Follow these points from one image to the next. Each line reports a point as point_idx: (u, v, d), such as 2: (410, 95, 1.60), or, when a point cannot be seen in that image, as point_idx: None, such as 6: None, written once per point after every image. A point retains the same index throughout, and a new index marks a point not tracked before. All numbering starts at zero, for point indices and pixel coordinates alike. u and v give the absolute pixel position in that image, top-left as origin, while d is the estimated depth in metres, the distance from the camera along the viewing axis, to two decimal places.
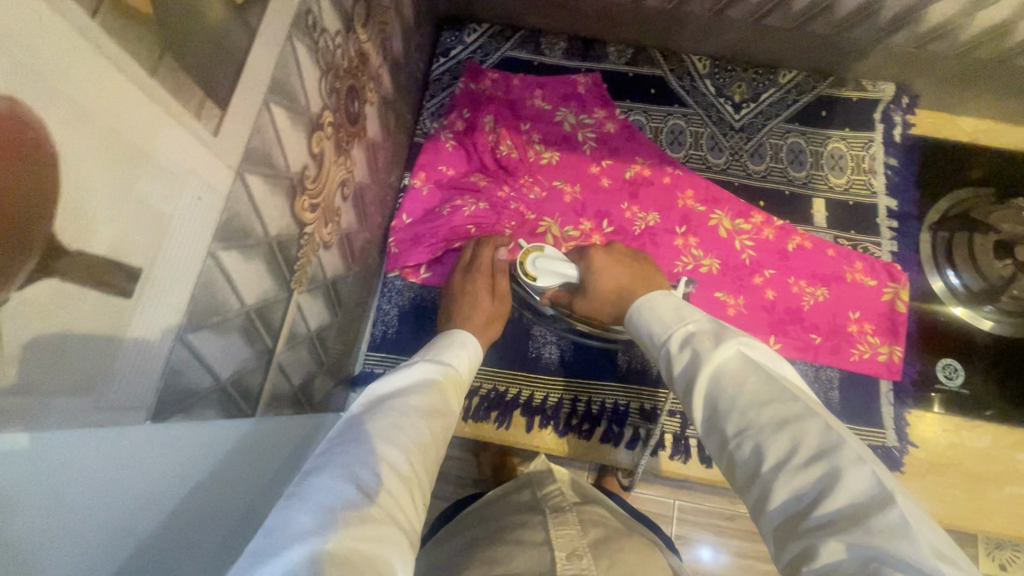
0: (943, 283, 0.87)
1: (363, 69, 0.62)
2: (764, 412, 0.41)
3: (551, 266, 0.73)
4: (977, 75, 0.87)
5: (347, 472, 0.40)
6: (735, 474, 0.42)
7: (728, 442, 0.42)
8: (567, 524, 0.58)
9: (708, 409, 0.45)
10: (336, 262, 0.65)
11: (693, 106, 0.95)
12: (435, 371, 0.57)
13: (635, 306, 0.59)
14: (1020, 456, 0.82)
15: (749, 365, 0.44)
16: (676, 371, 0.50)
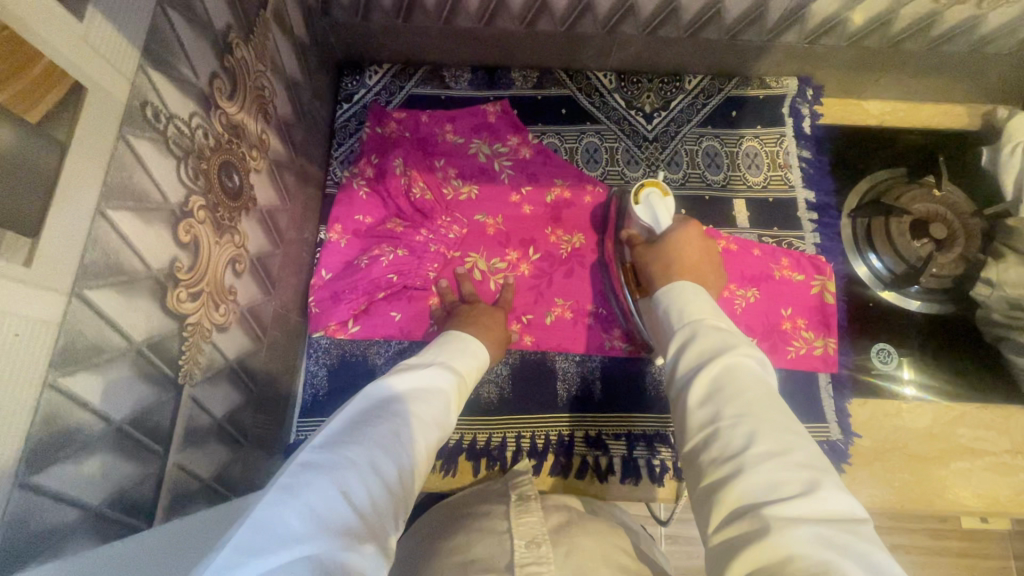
0: (867, 267, 0.88)
1: (238, 140, 0.60)
2: (768, 413, 0.42)
3: (657, 210, 0.77)
4: (872, 61, 0.88)
5: (339, 475, 0.41)
6: (708, 450, 0.42)
7: (719, 423, 0.43)
8: (528, 512, 0.58)
9: (707, 390, 0.45)
10: (238, 341, 0.63)
11: (605, 122, 0.94)
12: (438, 380, 0.58)
13: (667, 286, 0.59)
14: (961, 430, 0.83)
15: (761, 375, 0.46)
16: (687, 349, 0.50)
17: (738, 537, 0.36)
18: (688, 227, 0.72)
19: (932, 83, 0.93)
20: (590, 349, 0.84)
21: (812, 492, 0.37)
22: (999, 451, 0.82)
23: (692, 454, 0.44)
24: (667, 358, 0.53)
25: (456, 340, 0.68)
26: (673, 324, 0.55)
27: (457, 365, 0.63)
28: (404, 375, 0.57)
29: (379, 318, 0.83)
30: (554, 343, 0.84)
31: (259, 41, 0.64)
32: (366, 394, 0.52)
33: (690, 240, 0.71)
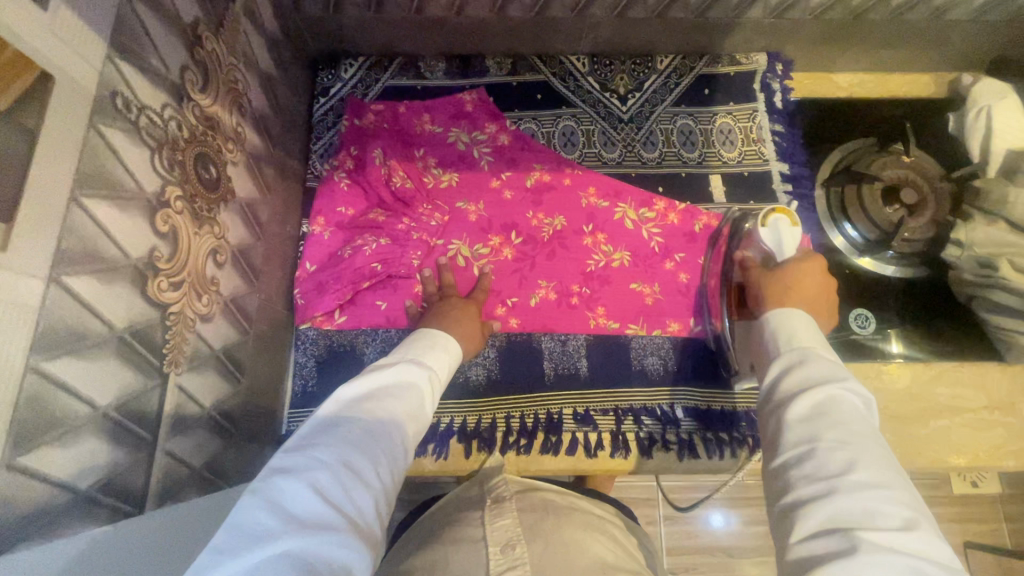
0: (843, 237, 0.90)
1: (212, 133, 0.60)
2: (873, 445, 0.44)
3: (782, 237, 0.75)
4: (838, 34, 0.90)
5: (311, 474, 0.44)
6: (802, 465, 0.44)
7: (818, 441, 0.45)
8: (501, 515, 0.60)
9: (809, 411, 0.47)
10: (223, 332, 0.64)
11: (580, 105, 0.95)
12: (411, 375, 0.59)
13: (780, 311, 0.61)
14: (939, 389, 0.85)
15: (863, 413, 0.47)
16: (793, 372, 0.52)
17: (823, 549, 0.39)
18: (814, 258, 0.70)
19: (898, 52, 0.94)
20: (574, 328, 0.85)
21: (911, 529, 0.39)
22: (976, 407, 0.84)
23: (781, 465, 0.46)
24: (769, 376, 0.55)
25: (428, 336, 0.69)
26: (778, 346, 0.56)
27: (431, 361, 0.64)
28: (375, 372, 0.59)
29: (365, 308, 0.83)
30: (539, 324, 0.85)
31: (230, 35, 0.64)
32: (336, 396, 0.54)
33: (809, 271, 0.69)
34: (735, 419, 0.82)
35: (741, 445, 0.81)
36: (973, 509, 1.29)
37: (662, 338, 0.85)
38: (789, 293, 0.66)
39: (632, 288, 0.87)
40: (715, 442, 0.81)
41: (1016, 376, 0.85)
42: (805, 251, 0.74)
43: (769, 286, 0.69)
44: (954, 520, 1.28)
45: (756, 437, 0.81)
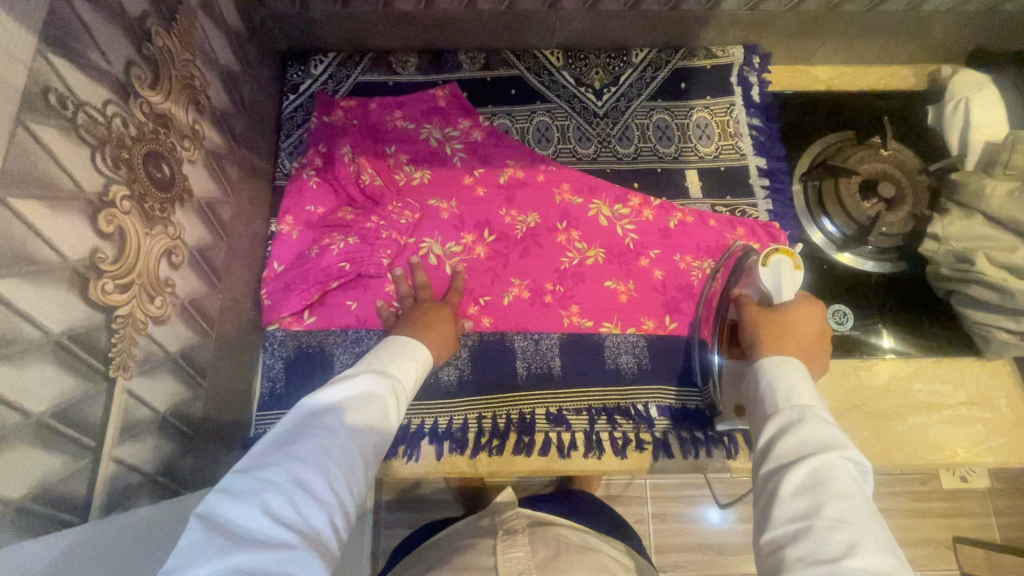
0: (822, 233, 0.90)
1: (164, 130, 0.59)
2: (869, 525, 0.45)
3: (782, 278, 0.71)
4: (814, 25, 0.89)
5: (262, 496, 0.44)
6: (799, 543, 0.45)
7: (816, 521, 0.45)
8: (515, 546, 0.62)
9: (805, 482, 0.48)
10: (181, 334, 0.62)
11: (555, 101, 0.94)
12: (373, 384, 0.58)
13: (776, 359, 0.60)
14: (918, 385, 0.84)
15: (857, 484, 0.48)
16: (787, 434, 0.52)
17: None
18: (812, 307, 0.66)
19: (878, 44, 0.93)
20: (548, 327, 0.84)
21: None
22: (955, 403, 0.83)
23: (776, 540, 0.46)
24: (762, 433, 0.55)
25: (397, 344, 0.68)
26: (769, 403, 0.57)
27: (397, 369, 0.63)
28: (336, 382, 0.58)
29: (335, 308, 0.82)
30: (512, 323, 0.84)
31: (184, 30, 0.63)
32: (296, 409, 0.54)
33: (805, 315, 0.66)
34: (711, 418, 0.81)
35: (717, 444, 0.80)
36: (962, 505, 1.28)
37: (636, 336, 0.84)
38: (783, 340, 0.63)
39: (606, 285, 0.86)
40: (690, 441, 0.80)
41: (993, 372, 0.84)
42: (804, 298, 0.69)
43: (762, 327, 0.66)
44: (944, 516, 1.27)
45: (732, 435, 0.80)
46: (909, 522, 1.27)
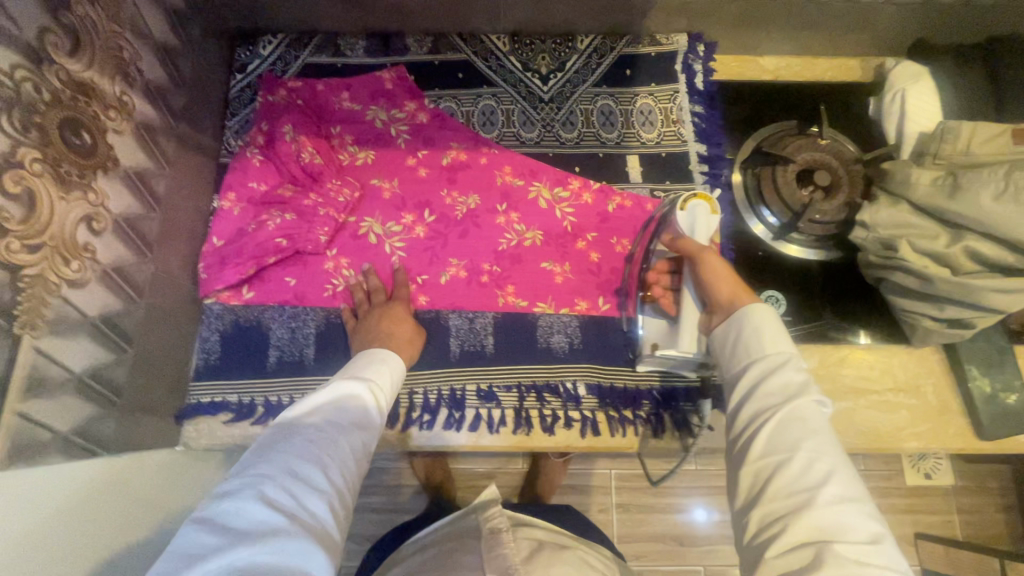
0: (764, 225, 0.90)
1: (86, 99, 0.60)
2: (837, 453, 0.50)
3: (698, 224, 0.74)
4: (755, 14, 0.89)
5: (261, 491, 0.45)
6: (782, 473, 0.49)
7: (796, 453, 0.49)
8: (499, 544, 0.63)
9: (785, 419, 0.52)
10: (100, 299, 0.64)
11: (501, 85, 0.94)
12: (353, 387, 0.60)
13: (752, 307, 0.62)
14: (845, 371, 0.85)
15: (825, 420, 0.53)
16: (769, 379, 0.56)
17: (804, 563, 0.43)
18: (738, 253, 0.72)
19: (823, 36, 0.94)
20: (482, 306, 0.85)
21: (878, 543, 0.44)
22: (882, 389, 0.84)
23: (758, 472, 0.50)
24: (744, 376, 0.58)
25: (366, 354, 0.69)
26: (744, 350, 0.60)
27: (374, 373, 0.65)
28: (317, 390, 0.59)
29: (274, 284, 0.84)
30: (448, 302, 0.85)
31: (109, 2, 0.64)
32: (279, 417, 0.55)
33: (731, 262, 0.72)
34: (638, 397, 0.82)
35: (643, 423, 0.81)
36: (925, 501, 1.28)
37: (569, 316, 0.85)
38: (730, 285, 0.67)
39: (542, 267, 0.87)
40: (617, 419, 0.81)
41: (920, 360, 0.85)
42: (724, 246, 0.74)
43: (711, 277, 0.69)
44: (902, 511, 1.28)
45: (658, 415, 0.82)
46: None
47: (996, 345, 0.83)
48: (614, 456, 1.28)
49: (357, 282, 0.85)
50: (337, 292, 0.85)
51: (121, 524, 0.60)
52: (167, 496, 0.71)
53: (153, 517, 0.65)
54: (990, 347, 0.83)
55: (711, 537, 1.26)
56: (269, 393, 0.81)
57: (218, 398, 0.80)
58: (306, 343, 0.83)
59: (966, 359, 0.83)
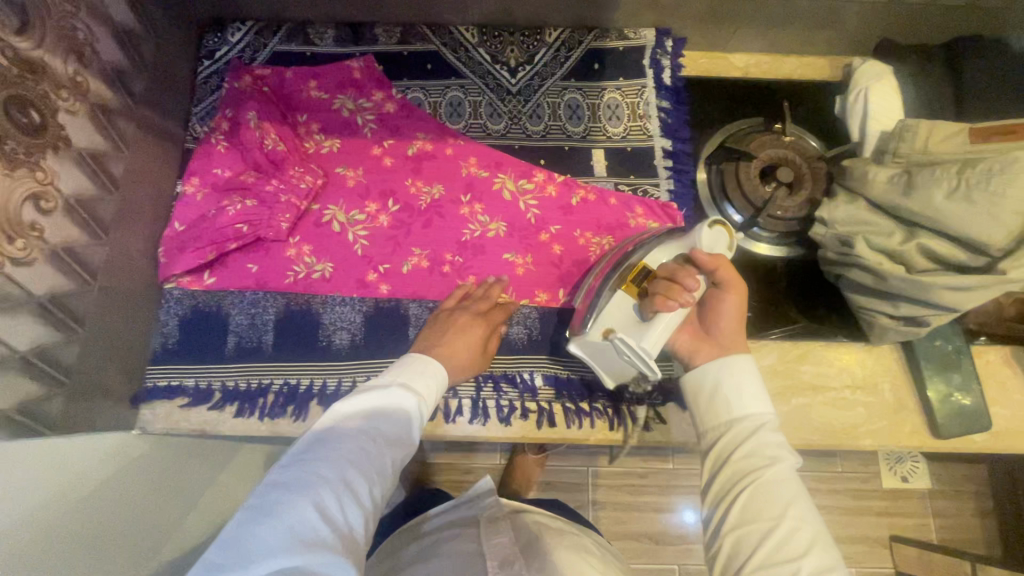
0: (729, 224, 0.88)
1: (34, 76, 0.63)
2: (814, 515, 0.54)
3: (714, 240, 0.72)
4: (720, 11, 0.90)
5: (303, 496, 0.48)
6: (767, 542, 0.52)
7: (780, 522, 0.53)
8: (499, 533, 0.66)
9: (762, 490, 0.54)
10: (47, 278, 0.65)
11: (469, 77, 0.95)
12: (403, 393, 0.60)
13: (725, 359, 0.62)
14: (804, 367, 0.86)
15: (798, 484, 0.55)
16: (745, 445, 0.57)
17: None
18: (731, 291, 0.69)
19: (792, 34, 0.94)
20: (442, 296, 0.85)
21: None
22: (840, 387, 0.85)
23: (741, 539, 0.53)
24: (719, 442, 0.60)
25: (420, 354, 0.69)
26: (721, 407, 0.61)
27: (427, 380, 0.63)
28: (368, 389, 0.60)
29: (235, 270, 0.85)
30: (409, 291, 0.85)
31: None
32: (328, 416, 0.57)
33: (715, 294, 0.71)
34: (595, 390, 0.82)
35: (600, 416, 0.81)
36: (902, 505, 1.28)
37: (529, 308, 0.85)
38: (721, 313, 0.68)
39: (504, 257, 0.87)
40: (573, 411, 0.81)
41: (879, 357, 0.86)
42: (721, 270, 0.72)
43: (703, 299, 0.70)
44: (881, 515, 1.27)
45: (614, 407, 0.82)
46: (845, 519, 1.27)
47: (954, 345, 0.83)
48: (590, 453, 1.28)
49: (318, 269, 0.85)
50: (298, 279, 0.85)
51: (88, 510, 0.60)
52: (157, 480, 0.74)
53: (119, 504, 0.65)
54: (948, 347, 0.83)
55: (686, 537, 1.26)
56: (226, 378, 0.81)
57: (175, 382, 0.80)
58: (265, 329, 0.83)
59: (923, 358, 0.83)
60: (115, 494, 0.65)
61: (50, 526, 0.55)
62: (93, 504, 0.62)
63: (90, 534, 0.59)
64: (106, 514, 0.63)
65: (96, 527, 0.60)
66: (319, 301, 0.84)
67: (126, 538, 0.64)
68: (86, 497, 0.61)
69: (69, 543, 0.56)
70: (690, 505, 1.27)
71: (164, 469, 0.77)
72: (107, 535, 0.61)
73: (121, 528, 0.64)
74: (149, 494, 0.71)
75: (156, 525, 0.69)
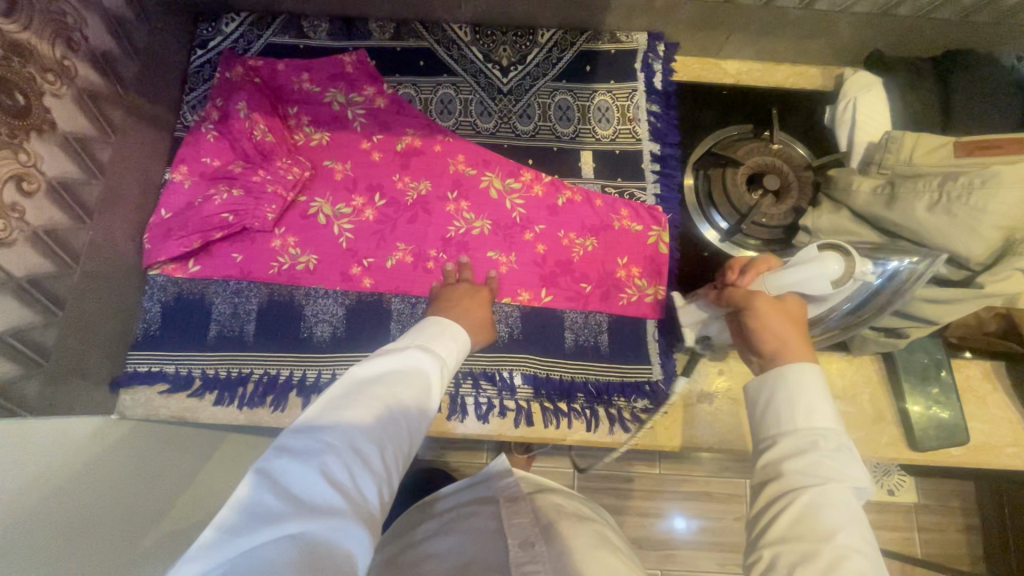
0: (715, 231, 0.88)
1: (19, 59, 0.64)
2: (867, 549, 0.46)
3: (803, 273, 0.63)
4: (712, 18, 0.90)
5: (316, 462, 0.47)
6: (807, 565, 0.45)
7: (824, 546, 0.46)
8: (518, 512, 0.63)
9: (810, 509, 0.48)
10: (30, 260, 0.65)
11: (461, 75, 0.95)
12: (421, 360, 0.59)
13: (793, 367, 0.55)
14: None
15: (856, 510, 0.48)
16: (797, 460, 0.51)
17: None
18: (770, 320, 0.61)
19: (784, 42, 0.94)
20: (424, 291, 0.85)
21: None
22: None
23: (776, 559, 0.47)
24: (769, 453, 0.53)
25: (440, 323, 0.68)
26: (777, 418, 0.54)
27: (442, 347, 0.63)
28: (385, 354, 0.59)
29: (219, 259, 0.85)
30: (392, 285, 0.86)
31: None
32: (345, 378, 0.56)
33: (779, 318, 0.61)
34: (573, 390, 0.83)
35: (578, 416, 0.81)
36: (888, 517, 1.28)
37: (512, 306, 0.86)
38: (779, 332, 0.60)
39: (488, 255, 0.88)
40: (551, 411, 0.81)
41: (861, 368, 0.86)
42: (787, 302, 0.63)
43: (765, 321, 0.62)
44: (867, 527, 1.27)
45: (592, 408, 0.82)
46: None
47: (934, 357, 0.83)
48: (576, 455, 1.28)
49: (302, 261, 0.86)
50: (282, 270, 0.85)
51: (65, 497, 0.59)
52: (146, 467, 0.73)
53: (98, 491, 0.63)
54: (928, 359, 0.83)
55: (670, 541, 1.26)
56: (207, 365, 0.81)
57: (155, 368, 0.81)
58: (247, 319, 0.84)
59: (902, 369, 0.83)
60: (93, 481, 0.63)
61: (30, 507, 0.54)
62: (70, 490, 0.60)
63: (65, 526, 0.57)
64: (84, 501, 0.61)
65: (76, 514, 0.59)
66: (301, 293, 0.85)
67: (111, 523, 0.63)
68: (63, 483, 0.59)
69: (48, 529, 0.55)
70: (675, 510, 1.27)
71: (148, 454, 0.76)
72: (84, 523, 0.59)
73: (104, 515, 0.62)
74: (131, 478, 0.69)
75: (144, 510, 0.68)
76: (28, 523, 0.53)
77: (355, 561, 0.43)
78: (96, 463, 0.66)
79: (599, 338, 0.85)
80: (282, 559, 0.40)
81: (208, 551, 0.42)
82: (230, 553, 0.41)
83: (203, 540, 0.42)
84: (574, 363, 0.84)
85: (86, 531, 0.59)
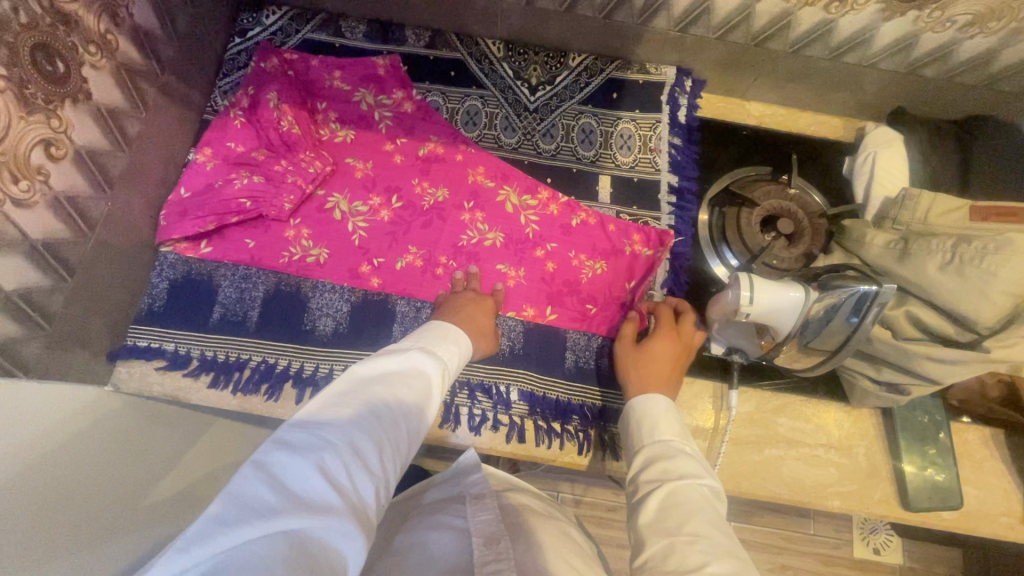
0: (725, 267, 0.88)
1: (65, 31, 0.66)
2: (719, 537, 0.47)
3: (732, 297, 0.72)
4: (741, 61, 0.92)
5: (316, 458, 0.46)
6: (665, 561, 0.46)
7: (678, 538, 0.47)
8: (484, 510, 0.60)
9: (665, 502, 0.52)
10: (47, 223, 0.66)
11: (489, 89, 0.97)
12: (423, 364, 0.61)
13: (645, 395, 0.66)
14: (781, 419, 0.85)
15: (710, 504, 0.51)
16: (651, 469, 0.57)
17: None
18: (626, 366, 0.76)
19: (808, 91, 0.96)
20: (430, 296, 0.85)
21: None
22: (815, 444, 0.84)
23: (645, 563, 0.48)
24: (633, 470, 0.59)
25: (441, 327, 0.70)
26: (639, 438, 0.62)
27: (442, 352, 0.65)
28: (387, 356, 0.61)
29: (232, 243, 0.85)
30: (399, 287, 0.86)
31: None
32: (347, 378, 0.56)
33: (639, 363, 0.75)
34: (569, 411, 0.82)
35: (570, 438, 0.80)
36: None
37: (515, 320, 0.86)
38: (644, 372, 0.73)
39: (497, 267, 0.88)
40: (544, 430, 0.80)
41: (859, 420, 0.85)
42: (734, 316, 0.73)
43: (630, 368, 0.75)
44: None
45: (585, 432, 0.81)
46: None
47: (934, 418, 0.83)
48: (563, 478, 1.27)
49: (313, 253, 0.86)
50: (293, 260, 0.86)
51: (63, 454, 0.59)
52: (139, 440, 0.73)
53: (92, 453, 0.63)
54: (928, 420, 0.83)
55: None
56: (206, 347, 0.81)
57: (155, 344, 0.81)
58: (251, 306, 0.84)
59: (901, 426, 0.82)
60: (82, 444, 0.63)
61: (34, 461, 0.55)
62: (68, 448, 0.60)
63: (62, 483, 0.57)
64: (80, 460, 0.61)
65: (66, 475, 0.58)
66: (309, 285, 0.85)
67: (105, 485, 0.63)
68: (54, 448, 0.58)
69: (38, 485, 0.54)
70: None
71: (131, 426, 0.74)
72: (78, 477, 0.59)
73: (100, 475, 0.63)
74: (122, 445, 0.69)
75: (136, 475, 0.68)
76: (19, 484, 0.52)
77: (350, 565, 0.42)
78: (90, 429, 0.66)
79: (600, 362, 0.85)
80: (276, 557, 0.38)
81: (193, 545, 0.38)
82: (218, 546, 0.38)
83: (190, 532, 0.39)
84: (572, 387, 0.84)
85: (77, 495, 0.58)
